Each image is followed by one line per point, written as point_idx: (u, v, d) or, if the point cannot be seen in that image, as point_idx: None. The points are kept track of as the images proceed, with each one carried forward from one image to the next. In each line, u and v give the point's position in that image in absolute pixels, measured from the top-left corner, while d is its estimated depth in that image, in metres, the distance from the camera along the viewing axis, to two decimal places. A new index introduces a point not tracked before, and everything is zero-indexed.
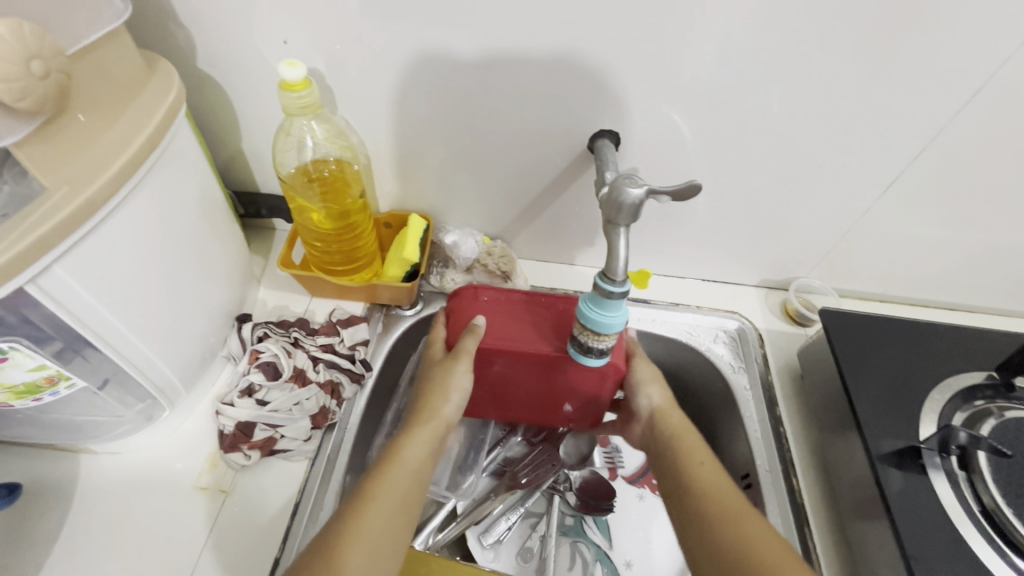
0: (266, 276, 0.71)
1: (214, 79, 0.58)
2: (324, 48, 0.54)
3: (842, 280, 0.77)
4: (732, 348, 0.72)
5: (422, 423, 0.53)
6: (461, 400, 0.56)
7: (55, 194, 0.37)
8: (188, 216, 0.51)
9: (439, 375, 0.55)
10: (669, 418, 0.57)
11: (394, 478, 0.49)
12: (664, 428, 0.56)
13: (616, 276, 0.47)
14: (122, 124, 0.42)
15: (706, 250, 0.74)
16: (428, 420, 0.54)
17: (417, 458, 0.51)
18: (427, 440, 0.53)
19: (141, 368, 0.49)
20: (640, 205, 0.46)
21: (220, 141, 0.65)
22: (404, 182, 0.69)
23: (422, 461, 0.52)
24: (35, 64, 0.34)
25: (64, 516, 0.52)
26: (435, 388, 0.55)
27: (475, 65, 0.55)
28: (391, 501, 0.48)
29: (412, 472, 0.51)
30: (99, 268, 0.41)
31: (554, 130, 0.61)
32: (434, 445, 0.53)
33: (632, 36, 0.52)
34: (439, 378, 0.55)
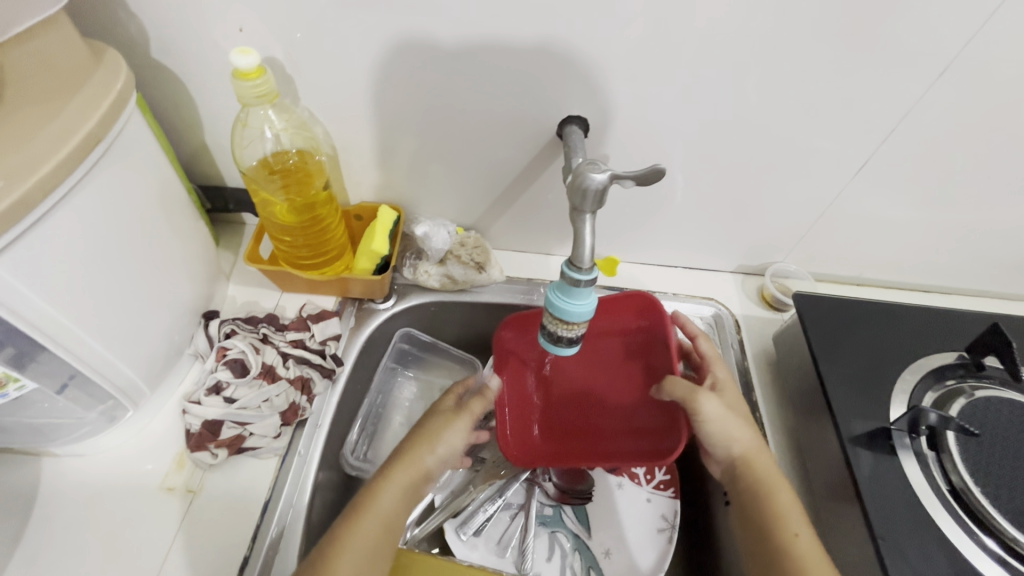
0: (235, 272, 0.70)
1: (171, 71, 0.56)
2: (282, 37, 0.53)
3: (818, 264, 0.77)
4: (708, 334, 0.72)
5: (404, 468, 0.53)
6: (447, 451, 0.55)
7: None
8: (145, 211, 0.50)
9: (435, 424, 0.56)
10: (759, 468, 0.54)
11: (366, 528, 0.49)
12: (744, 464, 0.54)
13: (582, 263, 0.47)
14: (64, 113, 0.40)
15: (682, 236, 0.74)
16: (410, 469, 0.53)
17: (392, 505, 0.51)
18: (402, 485, 0.52)
19: (100, 370, 0.48)
20: (604, 191, 0.45)
21: (182, 134, 0.63)
22: (374, 173, 0.68)
23: (395, 508, 0.51)
24: None
25: (26, 521, 0.51)
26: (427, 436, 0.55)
27: (440, 52, 0.54)
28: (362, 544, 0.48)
29: (385, 519, 0.50)
30: (45, 265, 0.40)
31: (523, 117, 0.60)
32: (411, 492, 0.52)
33: (596, 20, 0.51)
34: (433, 427, 0.56)
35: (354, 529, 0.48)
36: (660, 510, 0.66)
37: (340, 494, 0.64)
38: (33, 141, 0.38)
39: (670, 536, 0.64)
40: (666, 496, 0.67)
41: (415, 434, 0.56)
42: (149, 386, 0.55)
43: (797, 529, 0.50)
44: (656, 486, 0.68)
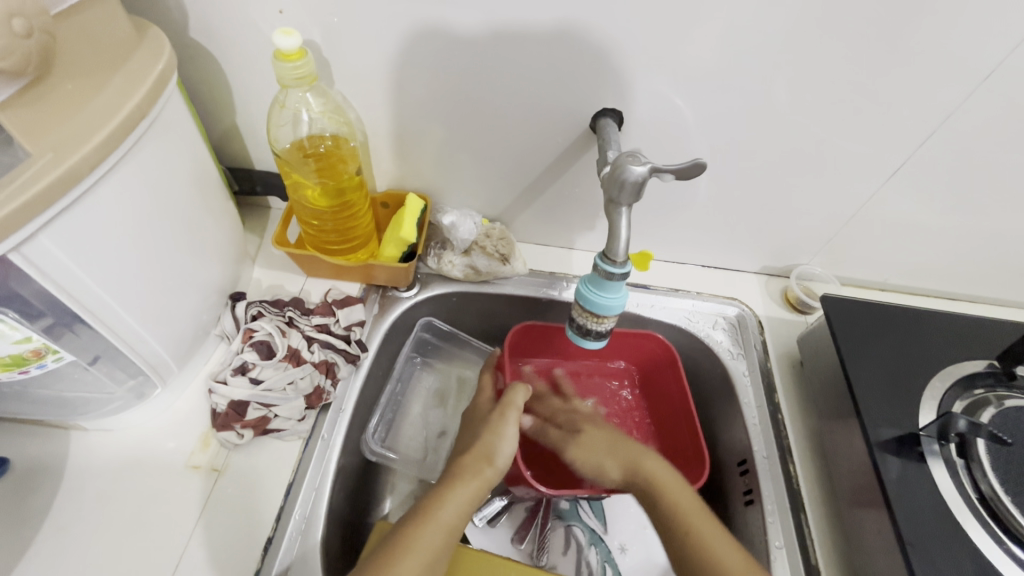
0: (261, 255, 0.70)
1: (206, 50, 0.56)
2: (321, 20, 0.53)
3: (844, 268, 0.76)
4: (731, 335, 0.72)
5: (468, 481, 0.51)
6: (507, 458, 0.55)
7: (38, 160, 0.36)
8: (181, 191, 0.50)
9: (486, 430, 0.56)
10: (660, 469, 0.54)
11: (428, 531, 0.47)
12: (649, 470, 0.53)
13: (617, 256, 0.47)
14: (107, 90, 0.40)
15: (707, 234, 0.74)
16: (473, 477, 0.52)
17: (455, 514, 0.49)
18: (467, 497, 0.51)
19: (132, 346, 0.48)
20: (643, 183, 0.45)
21: (215, 115, 0.63)
22: (403, 162, 0.68)
23: (459, 517, 0.49)
24: (16, 21, 0.34)
25: (54, 493, 0.51)
26: (488, 441, 0.55)
27: (477, 40, 0.54)
28: (419, 553, 0.46)
29: (447, 527, 0.48)
30: (88, 241, 0.40)
31: (556, 108, 0.59)
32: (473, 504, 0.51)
33: (637, 12, 0.50)
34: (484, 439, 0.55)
35: (413, 540, 0.46)
36: None
37: (359, 479, 0.64)
38: (80, 116, 0.38)
39: None
40: None
41: (471, 446, 0.55)
42: (177, 364, 0.55)
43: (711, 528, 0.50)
44: None
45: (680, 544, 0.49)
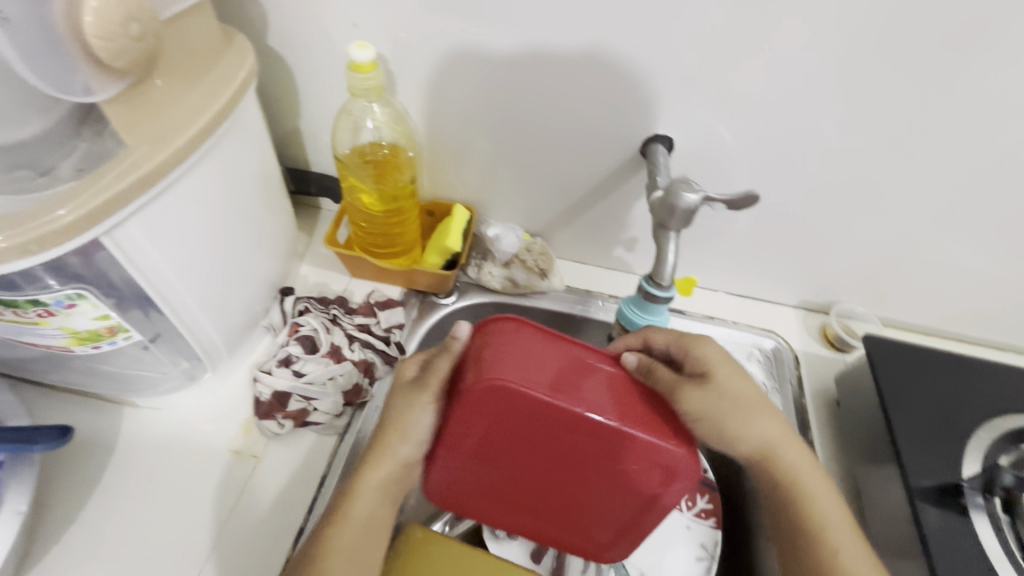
0: (309, 253, 0.73)
1: (281, 58, 0.59)
2: (391, 34, 0.56)
3: (888, 308, 0.74)
4: (766, 368, 0.71)
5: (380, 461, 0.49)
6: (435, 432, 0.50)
7: (134, 152, 0.38)
8: (248, 187, 0.53)
9: (402, 406, 0.50)
10: (728, 417, 0.47)
11: (345, 531, 0.47)
12: (748, 401, 0.48)
13: (662, 280, 0.48)
14: (196, 91, 0.43)
15: (746, 264, 0.73)
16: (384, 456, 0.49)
17: (368, 508, 0.49)
18: (381, 487, 0.49)
19: (191, 330, 0.51)
20: (693, 211, 0.46)
21: (280, 118, 0.66)
22: (451, 172, 0.69)
23: (373, 510, 0.49)
24: (133, 26, 0.34)
25: (105, 465, 0.54)
26: (403, 421, 0.49)
27: (536, 59, 0.56)
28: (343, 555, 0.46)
29: (362, 523, 0.48)
30: (168, 230, 0.43)
31: (608, 131, 0.60)
32: (391, 488, 0.49)
33: (697, 44, 0.51)
34: (401, 413, 0.50)
35: (333, 543, 0.46)
36: (699, 539, 0.64)
37: None
38: (172, 113, 0.41)
39: (709, 565, 0.62)
40: (707, 525, 0.65)
41: (387, 422, 0.50)
42: (227, 351, 0.58)
43: (813, 491, 0.48)
44: (697, 514, 0.65)
45: (803, 532, 0.47)
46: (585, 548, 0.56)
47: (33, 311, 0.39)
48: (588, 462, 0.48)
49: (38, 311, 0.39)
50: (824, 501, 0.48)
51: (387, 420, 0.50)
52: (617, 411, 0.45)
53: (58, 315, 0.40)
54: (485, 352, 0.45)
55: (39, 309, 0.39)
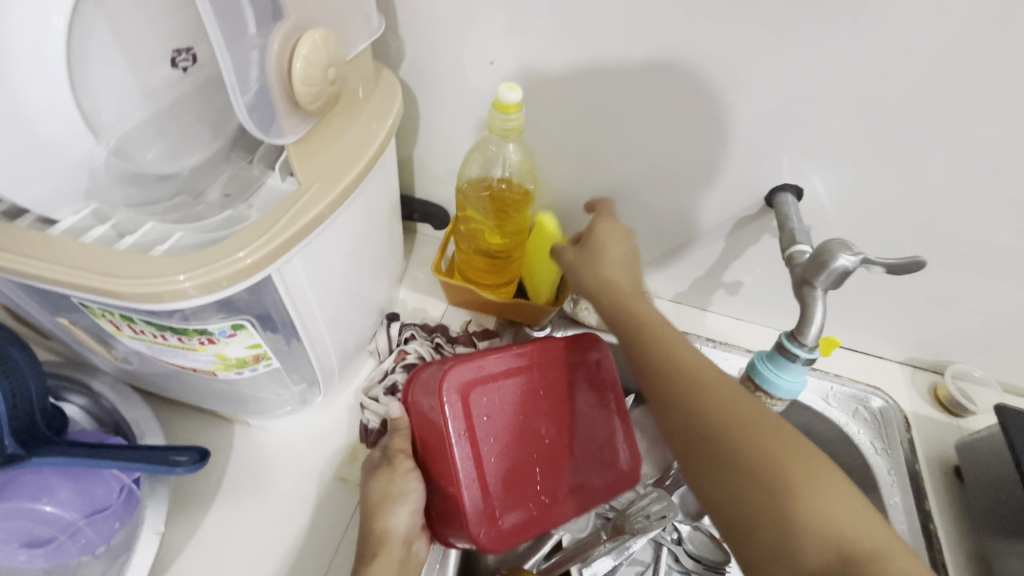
0: (407, 277, 0.73)
1: (408, 87, 0.60)
2: (526, 73, 0.56)
3: (1010, 374, 0.69)
4: (871, 429, 0.68)
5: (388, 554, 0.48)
6: (412, 509, 0.49)
7: (308, 190, 0.39)
8: (380, 217, 0.53)
9: (380, 488, 0.50)
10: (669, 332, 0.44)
11: None
12: (665, 364, 0.41)
13: (808, 340, 0.46)
14: (358, 126, 0.44)
15: (857, 317, 0.70)
16: (383, 548, 0.48)
17: None
18: None
19: (318, 358, 0.51)
20: (848, 274, 0.44)
21: (394, 144, 0.67)
22: (557, 206, 0.68)
23: None
24: (330, 71, 0.35)
25: (218, 482, 0.54)
26: (381, 506, 0.49)
27: (673, 106, 0.54)
28: None
29: None
30: (319, 263, 0.43)
31: (734, 177, 0.58)
32: None
33: (852, 97, 0.49)
34: (381, 491, 0.50)
35: None
36: None
37: None
38: (337, 149, 0.42)
39: None
40: None
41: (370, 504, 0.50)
42: (338, 376, 0.58)
43: (747, 428, 0.37)
44: None
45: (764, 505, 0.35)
46: (626, 471, 0.56)
47: (196, 338, 0.40)
48: (557, 396, 0.54)
49: (201, 338, 0.40)
50: (743, 406, 0.39)
51: (366, 504, 0.51)
52: (535, 356, 0.54)
53: (216, 343, 0.40)
54: (422, 401, 0.51)
55: (202, 337, 0.39)
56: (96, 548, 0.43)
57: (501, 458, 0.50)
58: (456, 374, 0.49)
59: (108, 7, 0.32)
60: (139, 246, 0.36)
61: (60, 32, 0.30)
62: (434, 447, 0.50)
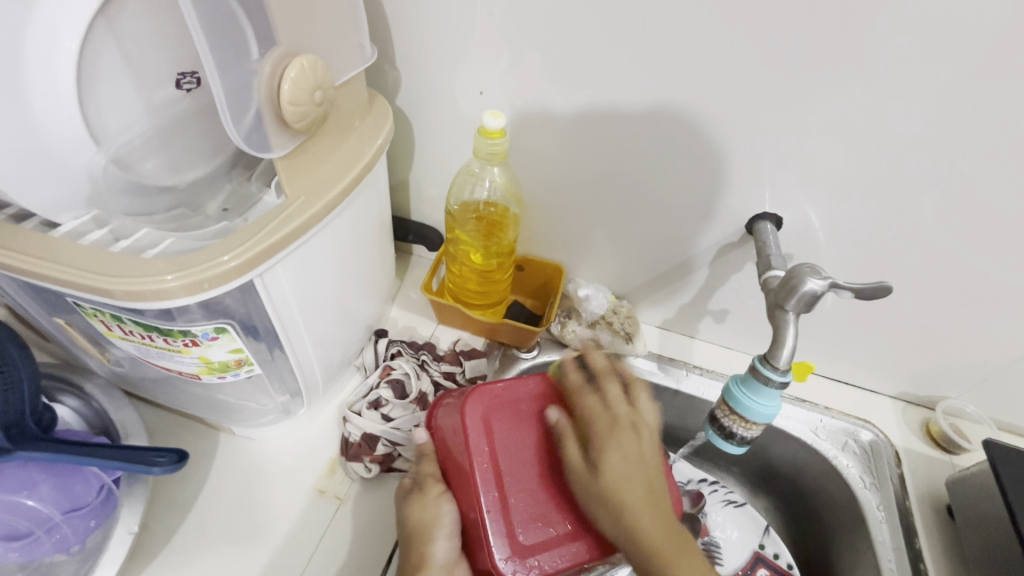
0: (399, 296, 0.75)
1: (404, 115, 0.64)
2: (513, 103, 0.59)
3: (1003, 411, 0.68)
4: (861, 462, 0.66)
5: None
6: (450, 533, 0.48)
7: (293, 203, 0.42)
8: (369, 234, 0.55)
9: (414, 514, 0.49)
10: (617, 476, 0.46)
11: None
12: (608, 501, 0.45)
13: (779, 363, 0.47)
14: (348, 146, 0.46)
15: (844, 349, 0.69)
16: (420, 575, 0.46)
17: None
18: None
19: (301, 368, 0.52)
20: (818, 297, 0.45)
21: (391, 168, 0.70)
22: (546, 231, 0.70)
23: None
24: (318, 93, 0.38)
25: (199, 489, 0.55)
26: (417, 532, 0.48)
27: (652, 136, 0.56)
28: None
29: None
30: (302, 273, 0.45)
31: (714, 204, 0.60)
32: None
33: (823, 130, 0.51)
34: (414, 516, 0.49)
35: None
36: None
37: None
38: (326, 166, 0.44)
39: None
40: None
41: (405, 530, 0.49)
42: (323, 389, 0.59)
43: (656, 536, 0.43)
44: None
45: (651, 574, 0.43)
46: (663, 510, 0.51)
47: (180, 340, 0.42)
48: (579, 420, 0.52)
49: (185, 340, 0.42)
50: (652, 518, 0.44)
51: (403, 532, 0.49)
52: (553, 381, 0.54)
53: (200, 346, 0.42)
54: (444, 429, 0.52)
55: (186, 339, 0.41)
56: (71, 545, 0.44)
57: (525, 492, 0.48)
58: (473, 403, 0.50)
59: (119, 32, 0.36)
60: (132, 248, 0.38)
61: (69, 52, 0.34)
62: (457, 478, 0.50)
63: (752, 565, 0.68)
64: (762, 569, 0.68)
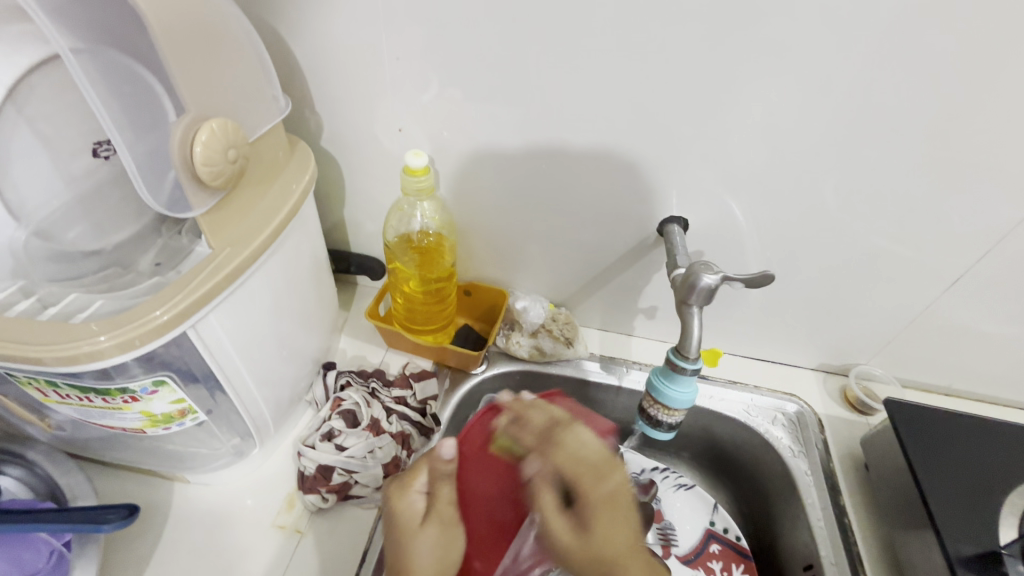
0: (347, 327, 0.77)
1: (332, 155, 0.67)
2: (433, 135, 0.62)
3: (905, 370, 0.76)
4: (791, 432, 0.72)
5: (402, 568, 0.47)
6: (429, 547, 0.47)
7: (219, 254, 0.44)
8: (305, 275, 0.58)
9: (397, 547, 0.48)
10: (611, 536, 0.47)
11: None
12: None
13: (689, 352, 0.53)
14: (271, 197, 0.49)
15: (764, 331, 0.76)
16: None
17: None
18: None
19: (249, 410, 0.54)
20: (714, 289, 0.51)
21: (327, 208, 0.73)
22: (481, 253, 0.75)
23: None
24: (231, 151, 0.42)
25: (155, 541, 0.56)
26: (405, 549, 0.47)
27: (560, 156, 0.62)
28: None
29: None
30: (237, 320, 0.48)
31: (628, 214, 0.65)
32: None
33: (706, 138, 0.57)
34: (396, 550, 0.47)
35: None
36: None
37: None
38: (249, 217, 0.47)
39: None
40: None
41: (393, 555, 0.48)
42: (274, 427, 0.61)
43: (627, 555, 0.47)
44: None
45: None
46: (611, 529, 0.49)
47: (120, 397, 0.43)
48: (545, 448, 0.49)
49: (124, 397, 0.43)
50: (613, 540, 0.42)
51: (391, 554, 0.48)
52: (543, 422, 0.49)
53: (140, 400, 0.44)
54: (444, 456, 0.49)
55: (126, 395, 0.43)
56: None
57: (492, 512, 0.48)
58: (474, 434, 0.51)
59: (30, 116, 0.39)
60: (60, 315, 0.40)
61: None
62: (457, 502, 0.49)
63: (705, 541, 0.72)
64: (715, 544, 0.71)
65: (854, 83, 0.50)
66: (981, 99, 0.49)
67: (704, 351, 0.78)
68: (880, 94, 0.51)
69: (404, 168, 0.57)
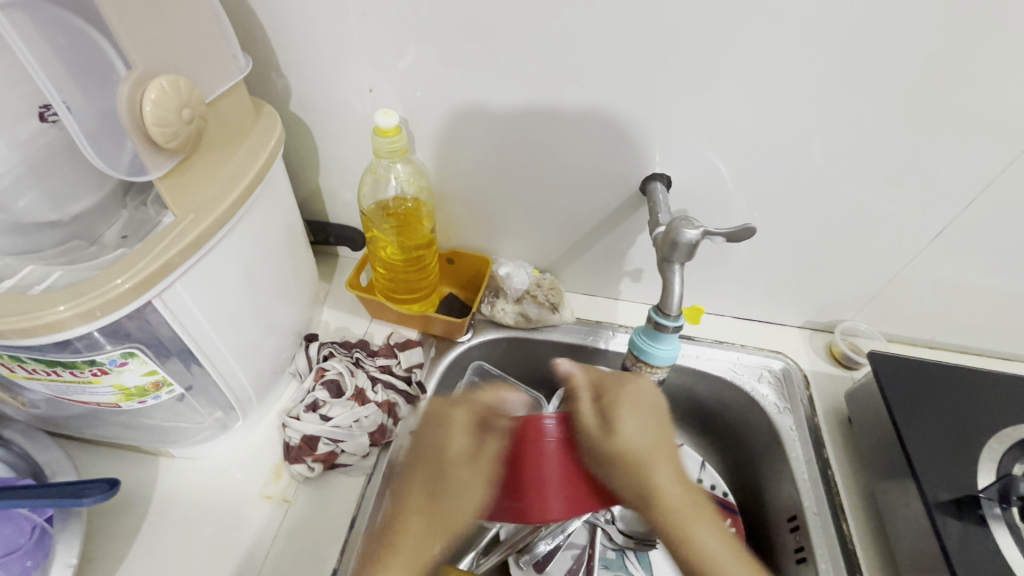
0: (329, 299, 0.76)
1: (302, 120, 0.65)
2: (405, 95, 0.60)
3: (890, 325, 0.76)
4: (777, 389, 0.72)
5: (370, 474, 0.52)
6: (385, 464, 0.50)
7: (182, 222, 0.43)
8: (278, 244, 0.56)
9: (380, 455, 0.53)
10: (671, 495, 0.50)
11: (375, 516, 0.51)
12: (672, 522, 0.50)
13: (670, 310, 0.53)
14: (235, 162, 0.47)
15: (750, 290, 0.75)
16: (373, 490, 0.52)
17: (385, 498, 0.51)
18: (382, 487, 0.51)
19: (228, 382, 0.54)
20: (696, 245, 0.50)
21: (302, 177, 0.71)
22: (462, 219, 0.73)
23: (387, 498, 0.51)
24: (185, 111, 0.40)
25: (143, 515, 0.56)
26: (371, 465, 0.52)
27: (537, 114, 0.59)
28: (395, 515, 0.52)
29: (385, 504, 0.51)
30: (206, 289, 0.46)
31: (609, 173, 0.64)
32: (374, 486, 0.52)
33: (685, 91, 0.55)
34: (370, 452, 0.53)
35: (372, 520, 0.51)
36: None
37: None
38: (213, 182, 0.45)
39: None
40: None
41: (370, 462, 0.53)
42: (258, 399, 0.60)
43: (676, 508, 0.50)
44: None
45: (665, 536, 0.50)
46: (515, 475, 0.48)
47: (88, 370, 0.42)
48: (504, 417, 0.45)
49: (93, 370, 0.42)
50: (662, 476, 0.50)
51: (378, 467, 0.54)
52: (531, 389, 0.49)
53: (110, 373, 0.43)
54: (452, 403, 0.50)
55: (94, 368, 0.42)
56: None
57: None
58: None
59: None
60: (18, 287, 0.39)
61: None
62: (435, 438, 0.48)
63: None
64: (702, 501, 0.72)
65: (840, 27, 0.48)
66: (967, 39, 0.47)
67: (686, 309, 0.77)
68: (864, 38, 0.49)
69: (374, 132, 0.55)
